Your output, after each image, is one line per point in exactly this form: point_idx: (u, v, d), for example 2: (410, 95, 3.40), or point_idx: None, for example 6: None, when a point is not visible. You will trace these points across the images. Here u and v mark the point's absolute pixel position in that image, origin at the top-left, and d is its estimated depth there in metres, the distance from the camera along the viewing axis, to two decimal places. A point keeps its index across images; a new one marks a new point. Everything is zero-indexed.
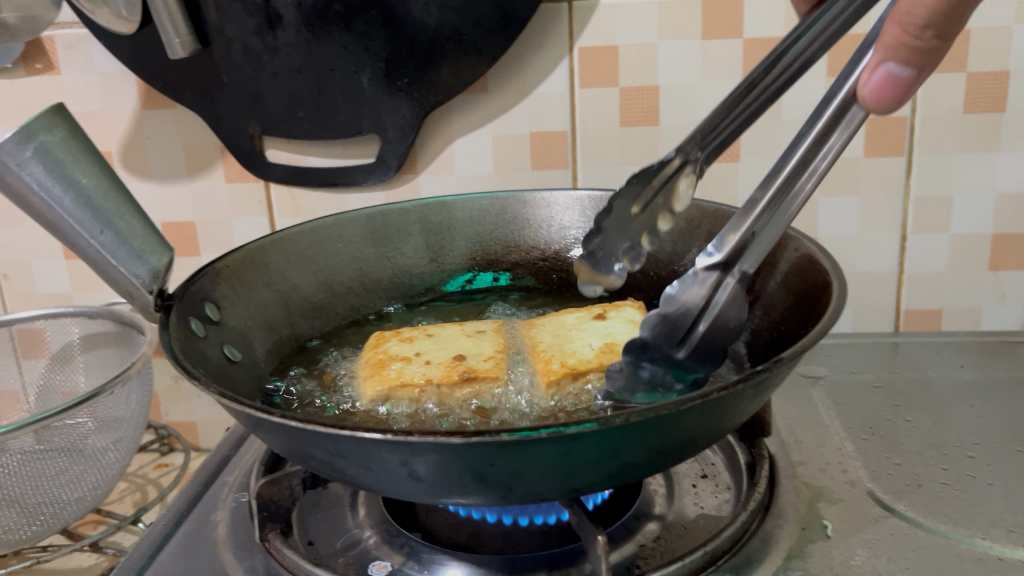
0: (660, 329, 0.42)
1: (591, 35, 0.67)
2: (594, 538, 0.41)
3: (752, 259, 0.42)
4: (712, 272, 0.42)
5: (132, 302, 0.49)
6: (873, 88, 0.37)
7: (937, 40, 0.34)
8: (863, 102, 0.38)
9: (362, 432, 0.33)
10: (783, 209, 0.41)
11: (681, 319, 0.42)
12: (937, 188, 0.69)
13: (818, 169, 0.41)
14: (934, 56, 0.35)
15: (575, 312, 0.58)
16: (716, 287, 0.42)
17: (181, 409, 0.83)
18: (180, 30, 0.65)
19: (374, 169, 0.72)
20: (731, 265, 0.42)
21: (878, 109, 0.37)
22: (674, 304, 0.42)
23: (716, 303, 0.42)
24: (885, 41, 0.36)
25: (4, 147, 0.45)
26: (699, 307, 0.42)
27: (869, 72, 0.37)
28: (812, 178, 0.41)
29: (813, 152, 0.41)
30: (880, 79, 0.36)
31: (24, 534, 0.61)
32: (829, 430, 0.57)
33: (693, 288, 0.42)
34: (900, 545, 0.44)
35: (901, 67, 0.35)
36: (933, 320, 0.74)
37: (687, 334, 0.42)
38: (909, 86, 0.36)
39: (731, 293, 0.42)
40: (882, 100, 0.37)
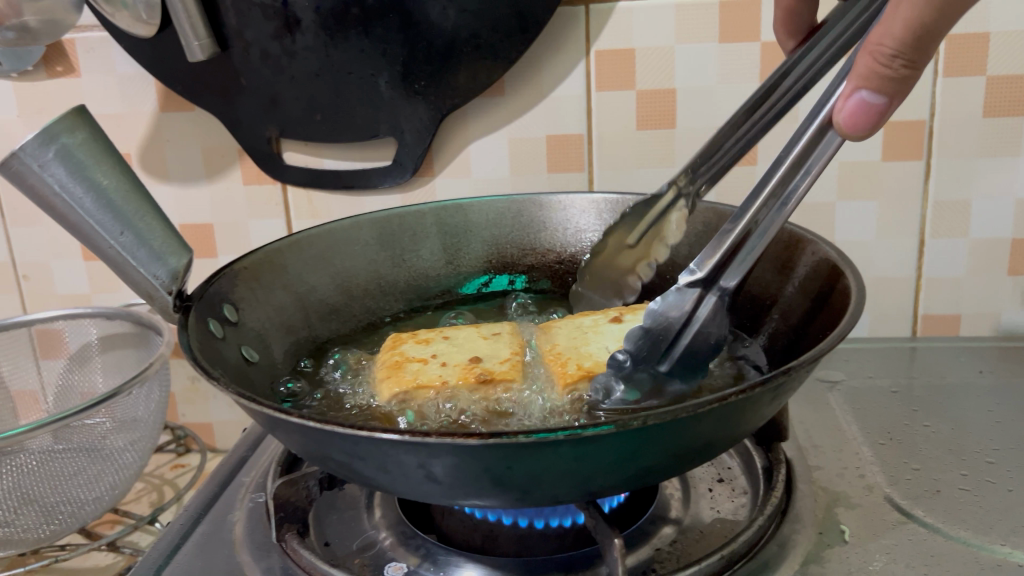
0: (642, 344, 0.42)
1: (608, 39, 0.67)
2: (611, 541, 0.41)
3: (735, 274, 0.41)
4: (694, 289, 0.41)
5: (152, 303, 0.49)
6: (847, 117, 0.37)
7: (906, 68, 0.35)
8: (837, 132, 0.38)
9: (380, 433, 0.33)
10: (777, 210, 0.41)
11: (663, 336, 0.41)
12: (955, 192, 0.69)
13: (813, 169, 0.40)
14: (906, 84, 0.36)
15: (593, 315, 0.58)
16: (698, 304, 0.41)
17: (198, 410, 0.83)
18: (199, 33, 0.65)
19: (391, 172, 0.72)
20: (713, 282, 0.41)
21: (852, 138, 0.38)
22: (656, 323, 0.41)
23: (699, 320, 0.41)
24: (857, 71, 0.36)
25: (26, 149, 0.46)
26: (681, 325, 0.41)
27: (842, 102, 0.37)
28: (808, 176, 0.40)
29: (809, 151, 0.40)
30: (853, 106, 0.37)
31: (41, 533, 0.62)
32: (846, 435, 0.56)
33: (674, 305, 0.41)
34: (919, 551, 0.43)
35: (874, 94, 0.36)
36: (951, 324, 0.73)
37: (669, 348, 0.41)
38: (882, 113, 0.36)
39: (713, 308, 0.41)
40: (857, 129, 0.37)
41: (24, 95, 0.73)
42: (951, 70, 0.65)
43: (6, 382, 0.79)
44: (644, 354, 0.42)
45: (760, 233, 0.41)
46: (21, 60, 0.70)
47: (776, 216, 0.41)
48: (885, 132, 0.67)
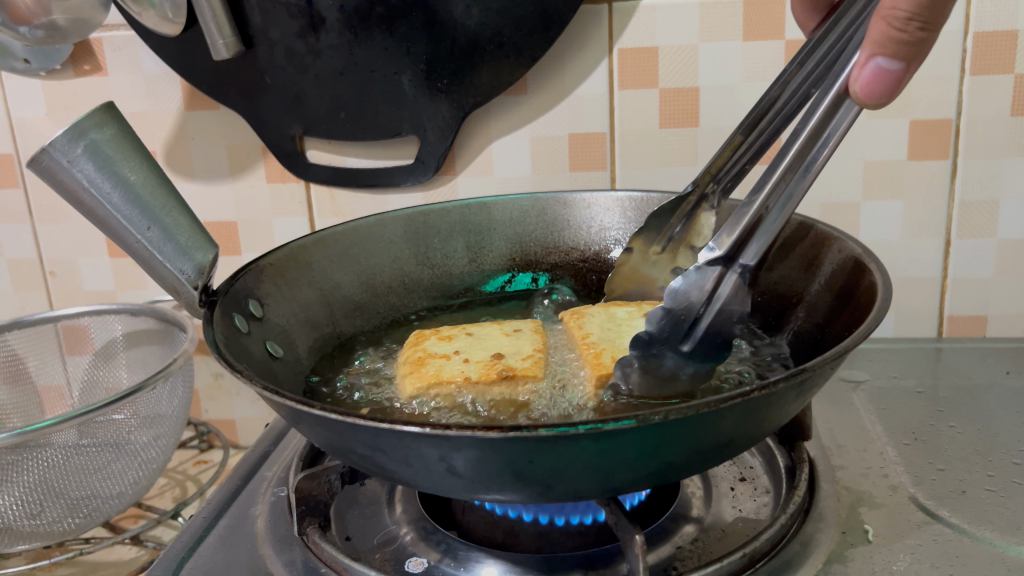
0: (663, 324, 0.41)
1: (631, 37, 0.67)
2: (633, 537, 0.41)
3: (754, 251, 0.41)
4: (714, 267, 0.42)
5: (178, 298, 0.50)
6: (864, 84, 0.36)
7: (922, 31, 0.34)
8: (854, 99, 0.38)
9: (401, 425, 0.33)
10: (796, 183, 0.40)
11: (684, 315, 0.41)
12: (982, 192, 0.68)
13: (830, 139, 0.40)
14: (922, 48, 0.35)
15: (625, 307, 0.58)
16: (719, 281, 0.42)
17: (221, 407, 0.84)
18: (225, 32, 0.66)
19: (413, 170, 0.72)
20: (733, 259, 0.42)
21: (871, 105, 0.37)
22: (677, 300, 0.41)
23: (719, 296, 0.41)
24: (872, 38, 0.36)
25: (56, 144, 0.46)
26: (702, 302, 0.41)
27: (857, 70, 0.37)
28: (826, 147, 0.40)
29: (825, 123, 0.40)
30: (870, 74, 0.36)
31: (67, 525, 0.62)
32: (871, 435, 0.56)
33: (695, 283, 0.42)
34: (944, 552, 0.43)
35: (890, 60, 0.35)
36: (978, 325, 0.73)
37: (690, 329, 0.42)
38: (900, 79, 0.36)
39: (734, 286, 0.41)
40: (874, 95, 0.36)
41: (51, 93, 0.74)
42: (979, 68, 0.64)
43: (32, 377, 0.80)
44: (666, 335, 0.42)
45: (779, 208, 0.41)
46: (49, 59, 0.71)
47: (794, 192, 0.41)
48: (910, 130, 0.67)
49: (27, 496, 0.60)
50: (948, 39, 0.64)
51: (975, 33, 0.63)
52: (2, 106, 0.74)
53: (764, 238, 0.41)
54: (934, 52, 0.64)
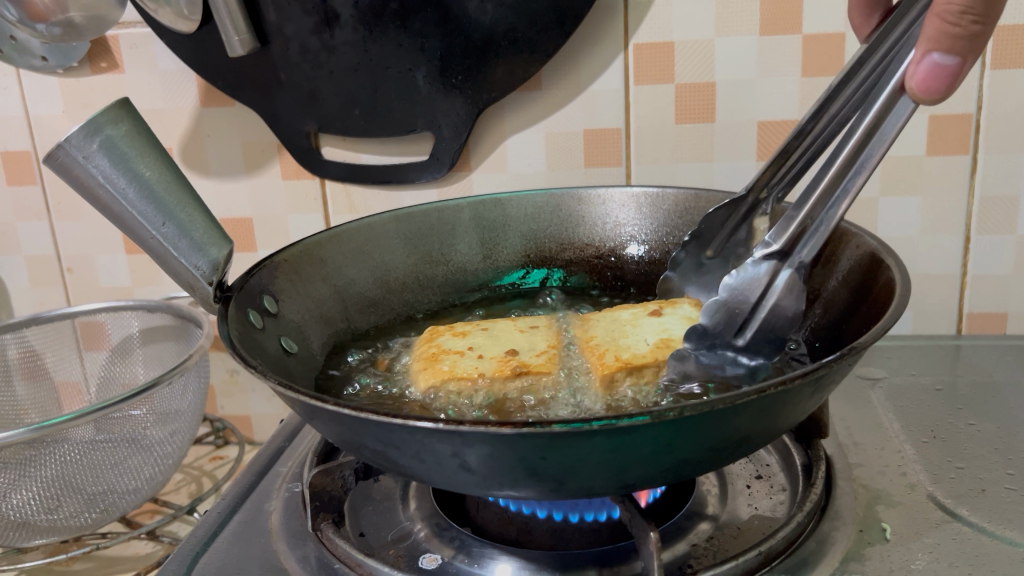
0: (719, 318, 0.44)
1: (646, 32, 0.66)
2: (647, 534, 0.41)
3: (809, 248, 0.43)
4: (769, 262, 0.44)
5: (194, 294, 0.50)
6: (920, 80, 0.37)
7: (977, 24, 0.36)
8: (912, 97, 0.39)
9: (414, 420, 0.33)
10: (854, 177, 0.42)
11: (739, 307, 0.44)
12: (1002, 187, 0.67)
13: (886, 138, 0.42)
14: (978, 43, 0.36)
15: (631, 308, 0.58)
16: (775, 275, 0.44)
17: (237, 403, 0.84)
18: (239, 28, 0.66)
19: (428, 167, 0.72)
20: (786, 255, 0.44)
21: (928, 102, 0.38)
22: (733, 294, 0.44)
23: (775, 290, 0.43)
24: (927, 35, 0.37)
25: (71, 140, 0.46)
26: (757, 296, 0.44)
27: (914, 67, 0.38)
28: (879, 147, 0.42)
29: (879, 124, 0.42)
30: (926, 70, 0.37)
31: (85, 519, 0.63)
32: (888, 433, 0.56)
33: (751, 277, 0.44)
34: (963, 551, 0.43)
35: (945, 56, 0.37)
36: (998, 322, 0.72)
37: (745, 321, 0.44)
38: (955, 75, 0.37)
39: (789, 281, 0.43)
40: (930, 91, 0.37)
41: (68, 90, 0.74)
42: (999, 62, 0.63)
43: (49, 373, 0.81)
44: (721, 330, 0.45)
45: (830, 205, 0.43)
46: (66, 57, 0.71)
47: (848, 188, 0.43)
48: (929, 126, 0.66)
49: (45, 491, 0.60)
50: None
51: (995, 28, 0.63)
52: (20, 104, 0.75)
53: (819, 235, 0.43)
54: None
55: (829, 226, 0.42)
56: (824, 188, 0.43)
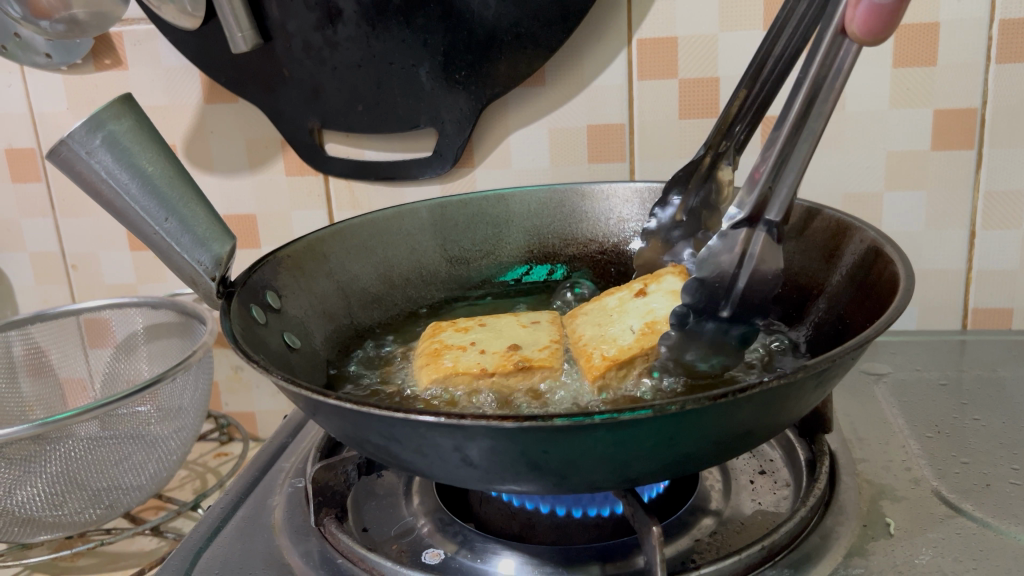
0: (702, 296, 0.41)
1: (650, 27, 0.66)
2: (649, 528, 0.41)
3: (777, 208, 0.41)
4: (741, 228, 0.41)
5: (196, 289, 0.50)
6: (858, 23, 0.35)
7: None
8: (853, 36, 0.37)
9: (416, 415, 0.33)
10: (808, 129, 0.39)
11: (719, 280, 0.41)
12: (1008, 182, 0.67)
13: (835, 83, 0.38)
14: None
15: (617, 292, 0.57)
16: (748, 241, 0.41)
17: (241, 399, 0.84)
18: (242, 25, 0.66)
19: (431, 163, 0.72)
20: (756, 219, 0.41)
21: (870, 41, 0.36)
22: (711, 269, 0.42)
23: (752, 255, 0.41)
24: None
25: (74, 135, 0.46)
26: (735, 264, 0.41)
27: (851, 10, 0.36)
28: (829, 94, 0.39)
29: (823, 71, 0.38)
30: (864, 12, 0.35)
31: (90, 515, 0.63)
32: (892, 428, 0.55)
33: (724, 247, 0.42)
34: (968, 545, 0.42)
35: None
36: (1002, 318, 0.72)
37: (728, 295, 0.41)
38: (895, 13, 0.35)
39: (763, 245, 0.41)
40: (871, 33, 0.35)
41: (72, 87, 0.74)
42: (1005, 56, 0.63)
43: (54, 370, 0.81)
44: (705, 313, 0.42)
45: (789, 169, 0.40)
46: (69, 53, 0.71)
47: (808, 137, 0.40)
48: (933, 120, 0.66)
49: (50, 487, 0.60)
50: (973, 27, 0.63)
51: (1000, 21, 0.62)
52: (24, 101, 0.75)
53: (782, 198, 0.41)
54: (960, 38, 0.63)
55: (795, 181, 0.40)
56: (775, 158, 0.40)
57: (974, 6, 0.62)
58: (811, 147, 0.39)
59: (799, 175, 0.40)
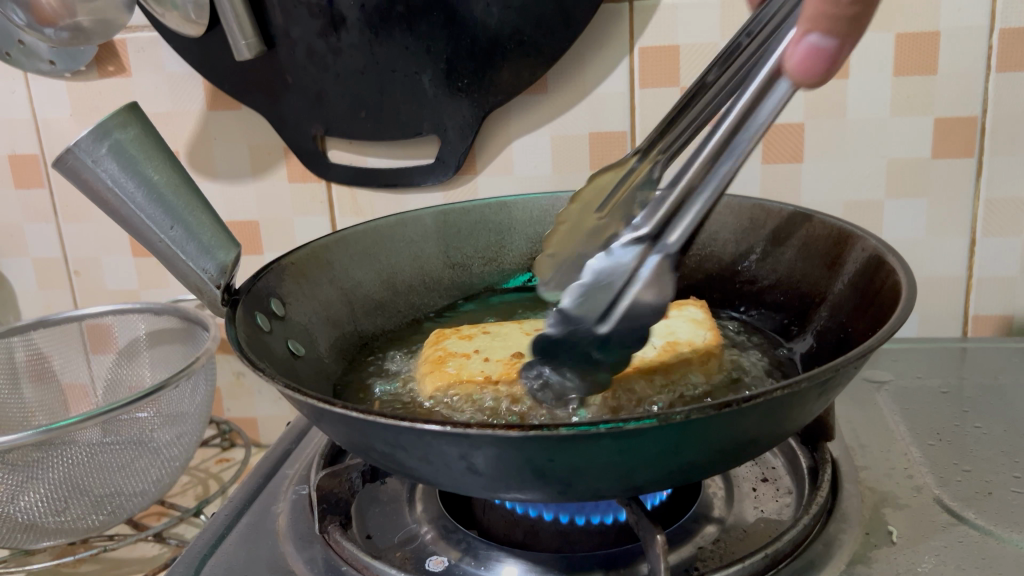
0: (580, 308, 0.38)
1: (651, 35, 0.66)
2: (653, 537, 0.41)
3: (677, 233, 0.36)
4: (638, 247, 0.37)
5: (201, 297, 0.50)
6: (798, 62, 0.32)
7: (857, 6, 0.31)
8: (789, 79, 0.34)
9: (422, 423, 0.33)
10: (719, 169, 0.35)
11: (604, 294, 0.38)
12: (1008, 189, 0.67)
13: (761, 124, 0.34)
14: (858, 23, 0.31)
15: None
16: (641, 262, 0.37)
17: (243, 405, 0.85)
18: (247, 32, 0.66)
19: (434, 170, 0.72)
20: (654, 241, 0.37)
21: (807, 87, 0.33)
22: (597, 281, 0.39)
23: (641, 276, 0.36)
24: (805, 13, 0.32)
25: (81, 144, 0.46)
26: (622, 282, 0.37)
27: (791, 48, 0.33)
28: (753, 133, 0.35)
29: (758, 101, 0.35)
30: (803, 52, 0.32)
31: (92, 521, 0.63)
32: (894, 435, 0.56)
33: (617, 265, 0.38)
34: (971, 553, 0.43)
35: (823, 38, 0.31)
36: (1003, 325, 0.72)
37: (608, 310, 0.37)
38: (836, 57, 0.32)
39: (654, 269, 0.36)
40: (810, 76, 0.32)
41: (76, 94, 0.74)
42: (1005, 65, 0.63)
43: (56, 375, 0.81)
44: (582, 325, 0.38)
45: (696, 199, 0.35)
46: (74, 60, 0.72)
47: (719, 174, 0.35)
48: (934, 128, 0.66)
49: (52, 492, 0.60)
50: (974, 35, 0.63)
51: (1000, 30, 0.63)
52: (27, 107, 0.75)
53: (689, 223, 0.36)
54: (960, 47, 0.63)
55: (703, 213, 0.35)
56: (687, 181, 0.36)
57: (975, 14, 0.62)
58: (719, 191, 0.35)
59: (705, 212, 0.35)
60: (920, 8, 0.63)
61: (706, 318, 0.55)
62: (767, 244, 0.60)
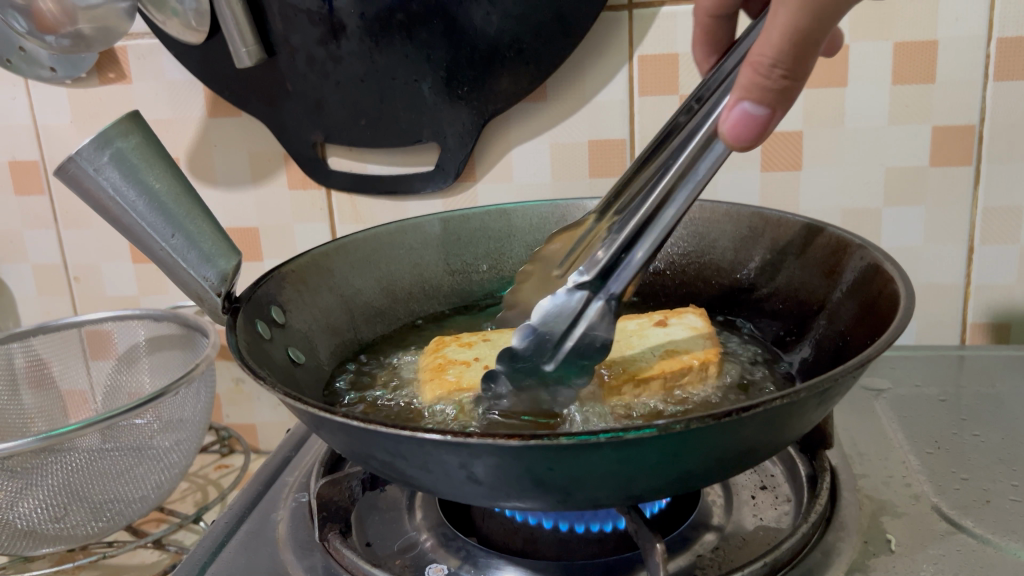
0: (529, 347, 0.41)
1: (651, 43, 0.67)
2: (653, 546, 0.41)
3: (621, 281, 0.40)
4: (581, 291, 0.40)
5: (201, 305, 0.50)
6: (729, 127, 0.36)
7: (786, 80, 0.35)
8: (723, 142, 0.37)
9: (422, 433, 0.33)
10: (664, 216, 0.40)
11: (551, 334, 0.40)
12: (1006, 198, 0.67)
13: (699, 178, 0.39)
14: (786, 98, 0.35)
15: (635, 319, 0.58)
16: (584, 305, 0.40)
17: (242, 411, 0.85)
18: (247, 40, 0.67)
19: (433, 177, 0.72)
20: (599, 286, 0.40)
21: (737, 150, 0.36)
22: (544, 323, 0.40)
23: (586, 318, 0.40)
24: (739, 83, 0.36)
25: (82, 153, 0.47)
26: (567, 325, 0.40)
27: (726, 113, 0.36)
28: (692, 188, 0.40)
29: (697, 158, 0.40)
30: (736, 117, 0.36)
31: (91, 529, 0.63)
32: (892, 443, 0.56)
33: (560, 305, 0.40)
34: (968, 561, 0.43)
35: (755, 105, 0.35)
36: (1000, 333, 0.72)
37: (557, 348, 0.41)
38: (766, 125, 0.36)
39: (599, 314, 0.40)
40: (741, 140, 0.36)
41: (76, 100, 0.74)
42: (1002, 73, 0.64)
43: (55, 381, 0.81)
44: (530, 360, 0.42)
45: (640, 245, 0.40)
46: (75, 68, 0.72)
47: (661, 223, 0.40)
48: (932, 136, 0.66)
49: (51, 499, 0.60)
50: (971, 44, 0.63)
51: (998, 39, 0.63)
52: (28, 113, 0.75)
53: (630, 268, 0.40)
54: (958, 56, 0.64)
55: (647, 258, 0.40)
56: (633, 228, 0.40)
57: (972, 24, 0.63)
58: (662, 238, 0.40)
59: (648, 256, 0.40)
60: (918, 17, 0.63)
61: (705, 326, 0.55)
62: (766, 252, 0.60)
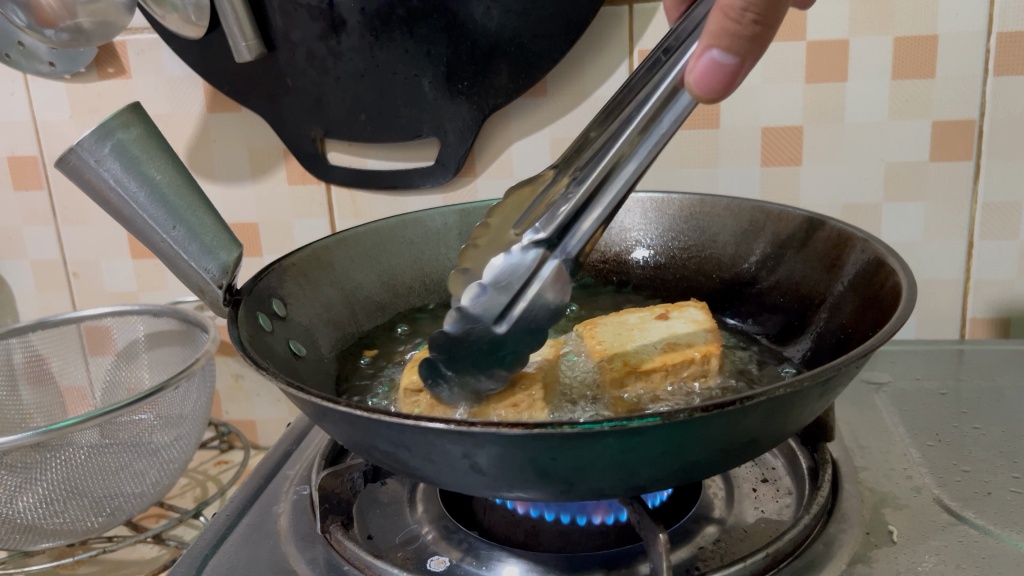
0: (474, 304, 0.41)
1: (651, 38, 0.67)
2: (656, 536, 0.41)
3: (577, 241, 0.40)
4: (537, 249, 0.40)
5: (204, 298, 0.50)
6: (697, 76, 0.35)
7: (757, 25, 0.33)
8: (690, 92, 0.36)
9: (426, 421, 0.33)
10: (620, 175, 0.39)
11: (500, 294, 0.40)
12: (1005, 193, 0.67)
13: (664, 132, 0.39)
14: (757, 46, 0.34)
15: (637, 312, 0.58)
16: (541, 264, 0.40)
17: (242, 407, 0.85)
18: (247, 34, 0.67)
19: (433, 172, 0.72)
20: (555, 245, 0.40)
21: (705, 100, 0.36)
22: (495, 280, 0.41)
23: (540, 277, 0.40)
24: (709, 29, 0.34)
25: (83, 144, 0.47)
26: (522, 283, 0.40)
27: (693, 60, 0.35)
28: (654, 142, 0.39)
29: (663, 108, 0.38)
30: (704, 66, 0.35)
31: (91, 523, 0.62)
32: (893, 437, 0.56)
33: (518, 262, 0.41)
34: (969, 553, 0.43)
35: (724, 54, 0.34)
36: (1000, 327, 0.72)
37: (505, 309, 0.40)
38: (733, 75, 0.34)
39: (555, 271, 0.40)
40: (708, 89, 0.35)
41: (75, 95, 0.74)
42: (1002, 68, 0.64)
43: (55, 378, 0.81)
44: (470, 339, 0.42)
45: (596, 204, 0.39)
46: (73, 62, 0.72)
47: (621, 176, 0.39)
48: (932, 132, 0.67)
49: (50, 493, 0.60)
50: (970, 39, 0.63)
51: (998, 34, 0.63)
52: (27, 109, 0.75)
53: (585, 229, 0.40)
54: (958, 51, 0.64)
55: (605, 214, 0.40)
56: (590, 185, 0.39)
57: (973, 20, 0.63)
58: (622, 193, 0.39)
59: (607, 213, 0.40)
60: (919, 11, 0.63)
61: (706, 319, 0.55)
62: (767, 246, 0.60)
